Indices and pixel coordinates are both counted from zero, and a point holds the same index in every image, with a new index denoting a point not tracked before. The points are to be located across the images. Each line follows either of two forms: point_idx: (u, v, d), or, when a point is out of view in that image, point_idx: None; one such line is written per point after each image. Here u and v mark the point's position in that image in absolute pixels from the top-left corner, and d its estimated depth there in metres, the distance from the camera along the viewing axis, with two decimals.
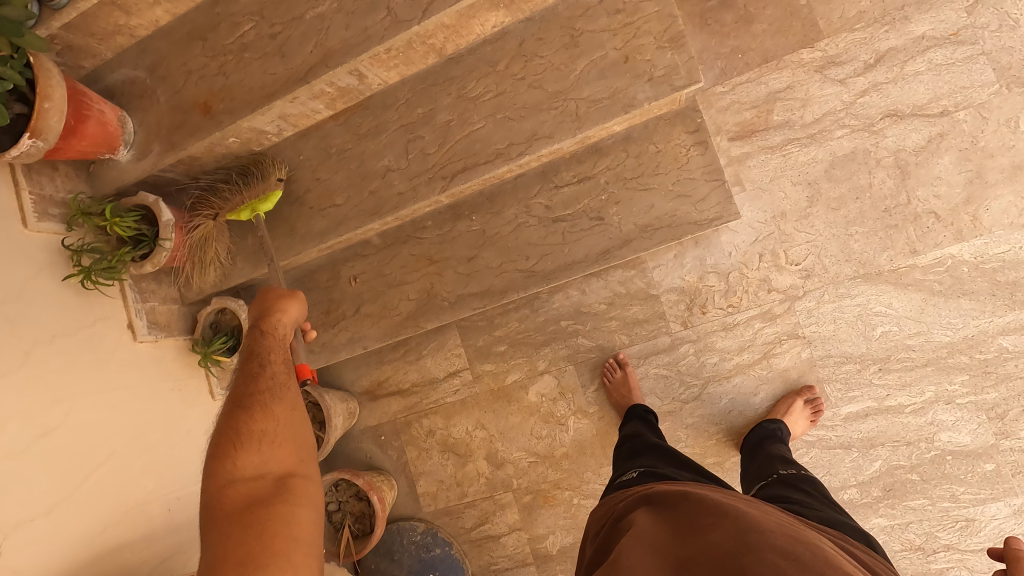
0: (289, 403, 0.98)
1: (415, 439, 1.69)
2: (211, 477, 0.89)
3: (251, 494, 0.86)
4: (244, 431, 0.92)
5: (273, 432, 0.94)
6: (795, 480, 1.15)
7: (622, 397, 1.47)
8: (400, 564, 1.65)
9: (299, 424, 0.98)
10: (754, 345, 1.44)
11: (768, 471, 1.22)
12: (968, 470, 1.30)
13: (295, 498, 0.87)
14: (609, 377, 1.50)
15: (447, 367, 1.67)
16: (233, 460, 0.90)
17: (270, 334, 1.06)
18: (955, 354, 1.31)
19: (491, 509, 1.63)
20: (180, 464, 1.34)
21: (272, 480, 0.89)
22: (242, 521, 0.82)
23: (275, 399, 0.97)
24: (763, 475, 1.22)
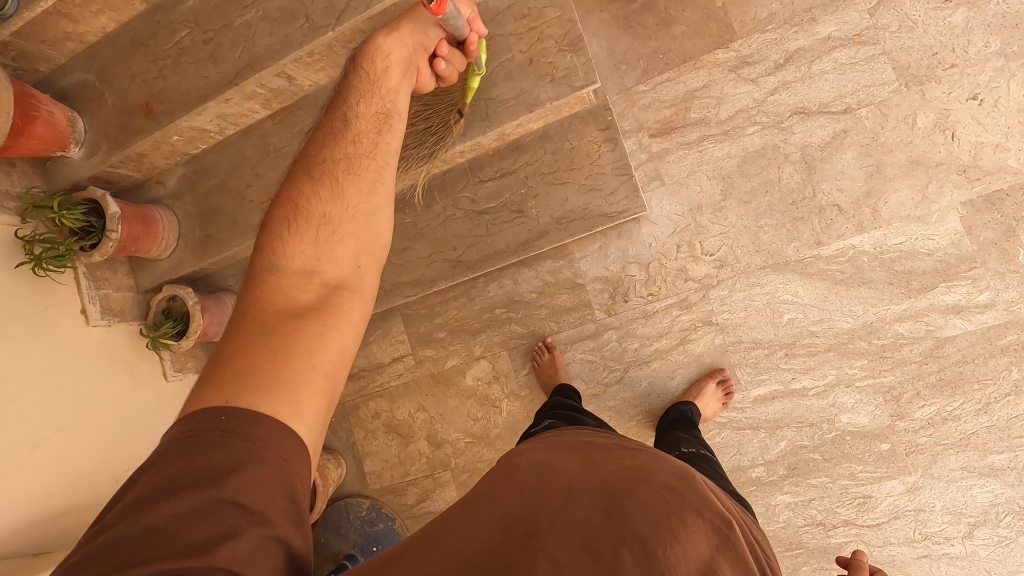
0: (378, 168, 0.96)
1: (363, 421, 1.79)
2: (266, 252, 0.87)
3: (315, 277, 0.85)
4: (304, 215, 0.89)
5: (335, 225, 0.89)
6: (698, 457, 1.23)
7: (547, 377, 1.54)
8: (347, 538, 1.74)
9: (368, 217, 0.92)
10: (671, 332, 1.51)
11: (676, 444, 1.29)
12: (866, 449, 1.37)
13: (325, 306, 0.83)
14: (537, 359, 1.58)
15: (391, 353, 1.76)
16: (286, 245, 0.87)
17: (377, 61, 1.02)
18: (855, 340, 1.38)
19: (431, 486, 1.72)
20: (126, 441, 1.45)
21: (319, 289, 0.84)
22: (264, 326, 0.80)
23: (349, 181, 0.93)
24: (671, 447, 1.29)
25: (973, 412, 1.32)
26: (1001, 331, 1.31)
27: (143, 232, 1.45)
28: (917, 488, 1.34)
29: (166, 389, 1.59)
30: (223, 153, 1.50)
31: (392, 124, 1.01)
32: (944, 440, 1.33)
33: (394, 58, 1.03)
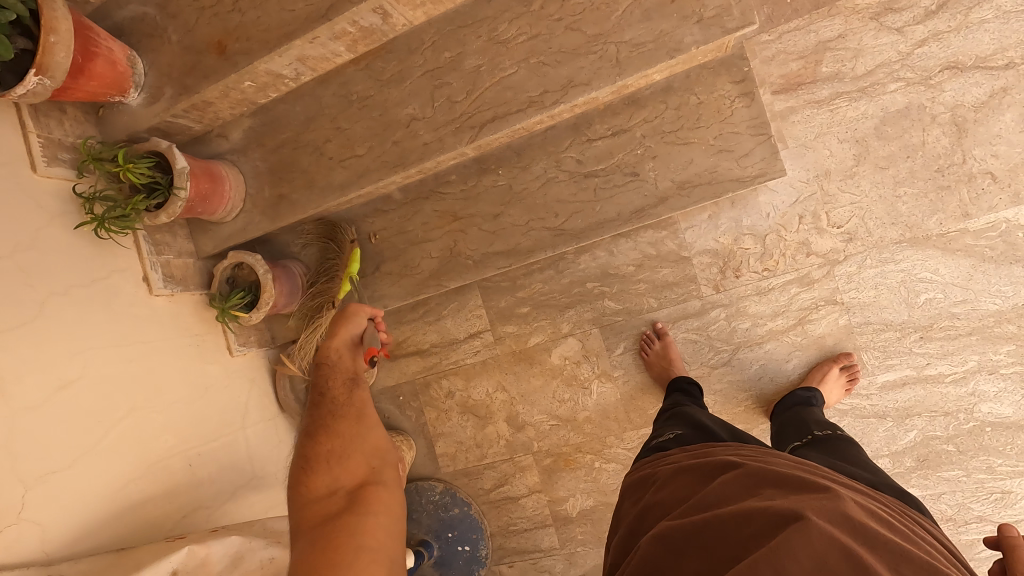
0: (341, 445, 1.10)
1: (435, 400, 1.67)
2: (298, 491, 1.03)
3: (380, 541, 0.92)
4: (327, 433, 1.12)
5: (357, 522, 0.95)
6: (838, 441, 1.09)
7: (662, 369, 1.42)
8: (419, 523, 1.66)
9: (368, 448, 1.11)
10: (789, 311, 1.38)
11: (804, 428, 1.18)
12: (1007, 442, 1.26)
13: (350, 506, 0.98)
14: (647, 350, 1.46)
15: (468, 329, 1.63)
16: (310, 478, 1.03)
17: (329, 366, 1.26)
18: (1003, 324, 1.26)
19: (511, 470, 1.61)
20: (201, 420, 1.31)
21: (344, 495, 1.00)
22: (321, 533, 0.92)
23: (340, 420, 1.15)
24: (801, 431, 1.18)
25: None
26: None
27: (210, 191, 1.30)
28: None
29: (232, 365, 1.45)
30: (297, 103, 1.33)
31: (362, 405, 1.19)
32: None
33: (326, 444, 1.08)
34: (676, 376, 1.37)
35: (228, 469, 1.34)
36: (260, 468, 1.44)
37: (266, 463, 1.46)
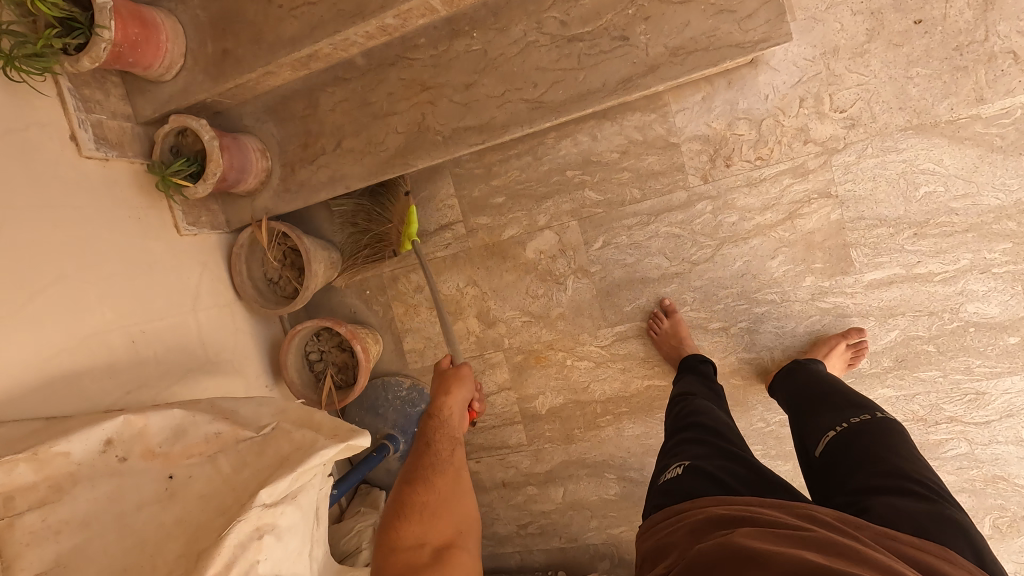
0: (428, 493, 1.11)
1: (403, 295, 1.60)
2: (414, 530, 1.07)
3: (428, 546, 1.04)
4: (422, 516, 1.08)
5: (432, 507, 1.10)
6: (885, 432, 0.95)
7: (672, 347, 1.35)
8: (384, 418, 1.61)
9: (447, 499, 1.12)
10: (779, 204, 1.30)
11: (854, 405, 1.03)
12: (989, 343, 1.22)
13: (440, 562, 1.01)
14: (655, 329, 1.39)
15: (438, 220, 1.54)
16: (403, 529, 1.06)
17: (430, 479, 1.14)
18: (1002, 220, 1.18)
19: (480, 368, 1.57)
20: (144, 298, 1.22)
21: (429, 551, 1.03)
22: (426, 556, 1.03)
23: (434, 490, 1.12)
24: (853, 411, 1.03)
25: None
26: None
27: (141, 38, 1.14)
28: None
29: (180, 244, 1.35)
30: None
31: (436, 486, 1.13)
32: None
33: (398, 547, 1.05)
34: (690, 354, 1.31)
35: (175, 350, 1.27)
36: (214, 353, 1.37)
37: (221, 349, 1.39)
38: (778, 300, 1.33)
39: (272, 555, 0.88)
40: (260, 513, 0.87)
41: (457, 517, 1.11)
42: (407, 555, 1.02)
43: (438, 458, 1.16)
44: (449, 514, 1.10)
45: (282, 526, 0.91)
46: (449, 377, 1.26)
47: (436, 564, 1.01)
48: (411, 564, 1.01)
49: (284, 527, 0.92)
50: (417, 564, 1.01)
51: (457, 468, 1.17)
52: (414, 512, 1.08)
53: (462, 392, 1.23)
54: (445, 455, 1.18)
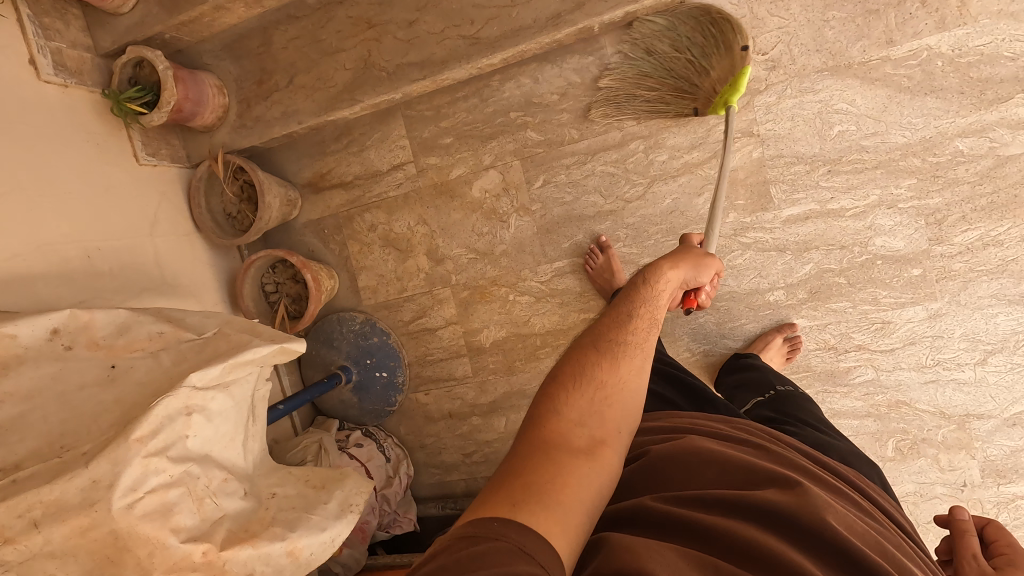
0: (630, 380, 0.84)
1: (358, 234, 1.67)
2: (555, 407, 0.78)
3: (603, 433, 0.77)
4: (584, 380, 0.82)
5: (608, 388, 0.81)
6: (793, 401, 1.18)
7: (604, 282, 1.43)
8: (339, 350, 1.68)
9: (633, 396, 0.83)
10: (705, 143, 1.37)
11: (767, 385, 1.25)
12: (895, 275, 1.30)
13: (595, 452, 0.74)
14: (591, 264, 1.46)
15: (391, 161, 1.61)
16: (563, 401, 0.79)
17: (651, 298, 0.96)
18: (908, 157, 1.25)
19: (429, 303, 1.65)
20: (102, 217, 1.29)
21: (590, 434, 0.75)
22: (550, 453, 0.72)
23: (625, 360, 0.85)
24: (761, 390, 1.25)
25: (1019, 239, 1.22)
26: None
27: None
28: (939, 315, 1.29)
29: (139, 173, 1.42)
30: None
31: (620, 368, 0.84)
32: (979, 267, 1.25)
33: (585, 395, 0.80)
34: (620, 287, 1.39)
35: (132, 270, 1.34)
36: (171, 277, 1.44)
37: (179, 274, 1.47)
38: None
39: (200, 434, 0.97)
40: (190, 393, 0.95)
41: (643, 384, 0.85)
42: (578, 418, 0.77)
43: (631, 338, 0.89)
44: (621, 405, 0.81)
45: (212, 410, 1.00)
46: (686, 253, 1.08)
47: (593, 454, 0.73)
48: (576, 448, 0.73)
49: (214, 411, 1.00)
50: (571, 445, 0.73)
51: (648, 350, 0.89)
52: (575, 383, 0.81)
53: (677, 272, 1.02)
54: (637, 323, 0.91)
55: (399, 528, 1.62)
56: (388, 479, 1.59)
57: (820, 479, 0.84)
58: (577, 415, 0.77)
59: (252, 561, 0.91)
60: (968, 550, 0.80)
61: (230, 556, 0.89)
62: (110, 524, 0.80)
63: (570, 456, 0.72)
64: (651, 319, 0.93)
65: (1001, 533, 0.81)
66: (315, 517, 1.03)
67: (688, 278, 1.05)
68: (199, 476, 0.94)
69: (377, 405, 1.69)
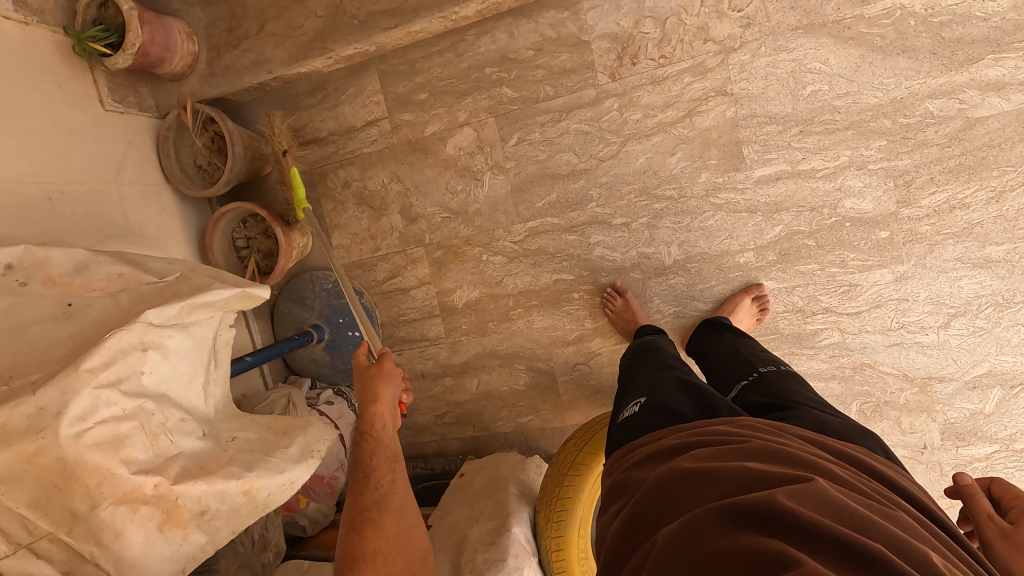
0: (383, 498, 1.05)
1: (331, 191, 1.65)
2: None
3: None
4: (354, 564, 0.98)
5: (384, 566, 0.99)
6: (780, 378, 1.09)
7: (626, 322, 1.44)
8: (311, 308, 1.67)
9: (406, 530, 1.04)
10: (679, 102, 1.36)
11: (749, 368, 1.16)
12: (862, 237, 1.30)
13: None
14: (610, 307, 1.46)
15: (365, 117, 1.58)
16: None
17: (371, 487, 1.05)
18: (879, 119, 1.25)
19: (403, 263, 1.64)
20: (63, 160, 1.27)
21: None
22: None
23: (379, 559, 0.99)
24: (744, 373, 1.16)
25: (984, 201, 1.23)
26: None
27: None
28: (905, 278, 1.30)
29: (103, 119, 1.39)
30: None
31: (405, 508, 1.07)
32: (946, 230, 1.26)
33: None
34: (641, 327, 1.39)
35: (95, 216, 1.32)
36: (137, 227, 1.42)
37: (145, 225, 1.45)
38: (676, 195, 1.40)
39: (157, 371, 0.96)
40: (145, 329, 0.94)
41: (404, 520, 1.05)
42: None
43: (377, 487, 1.06)
44: (404, 564, 1.02)
45: (170, 349, 0.99)
46: (369, 374, 1.14)
47: None
48: (356, 559, 0.99)
49: (172, 349, 0.99)
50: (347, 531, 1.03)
51: (403, 501, 1.07)
52: (371, 513, 1.03)
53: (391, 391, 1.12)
54: (380, 474, 1.07)
55: None
56: (359, 437, 1.59)
57: (834, 472, 0.75)
58: None
59: (206, 497, 0.91)
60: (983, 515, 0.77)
61: (183, 490, 0.89)
62: (57, 451, 0.79)
63: None
64: (401, 506, 1.06)
65: (1005, 486, 0.81)
66: (274, 459, 1.03)
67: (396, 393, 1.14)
68: (154, 413, 0.93)
69: (349, 364, 1.68)
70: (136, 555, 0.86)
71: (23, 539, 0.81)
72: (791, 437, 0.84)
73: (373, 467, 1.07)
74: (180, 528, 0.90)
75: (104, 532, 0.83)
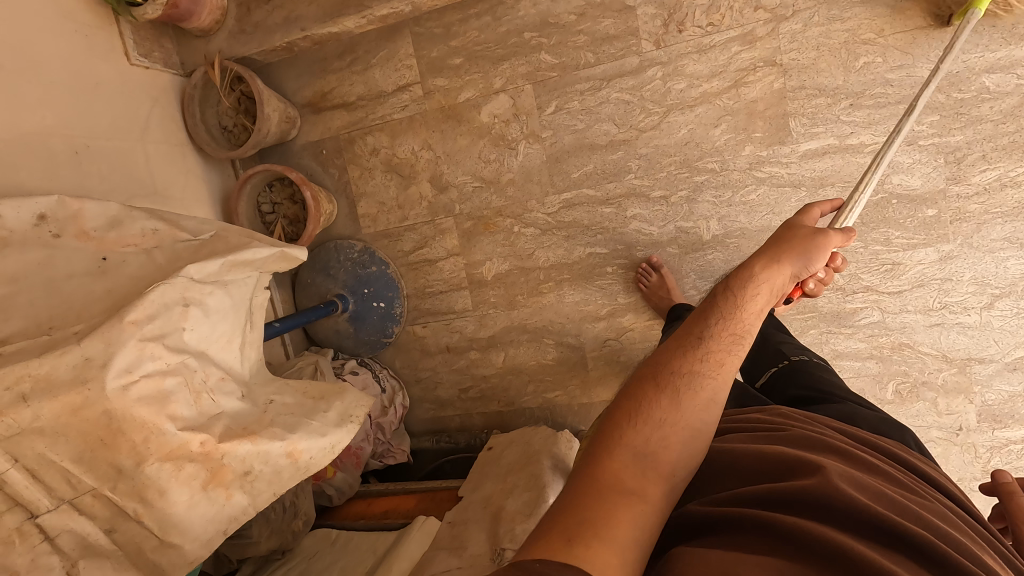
0: (710, 387, 0.74)
1: (359, 158, 1.61)
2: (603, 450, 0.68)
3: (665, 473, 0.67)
4: (640, 416, 0.71)
5: (677, 415, 0.71)
6: (812, 367, 1.12)
7: (661, 299, 1.41)
8: (336, 278, 1.64)
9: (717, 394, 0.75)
10: (725, 72, 1.33)
11: (779, 355, 1.19)
12: (909, 215, 1.28)
13: (645, 492, 0.65)
14: (644, 283, 1.44)
15: (396, 81, 1.54)
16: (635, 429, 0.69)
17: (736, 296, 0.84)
18: (932, 93, 1.22)
19: (431, 233, 1.60)
20: (88, 113, 1.22)
21: (650, 476, 0.66)
22: (587, 502, 0.62)
23: (692, 394, 0.73)
24: (773, 361, 1.18)
25: None
26: None
27: None
28: (950, 258, 1.28)
29: (129, 74, 1.34)
30: None
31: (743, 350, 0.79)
32: (995, 209, 1.24)
33: (658, 467, 0.67)
34: (677, 304, 1.36)
35: (120, 174, 1.28)
36: (161, 187, 1.38)
37: (170, 185, 1.40)
38: (718, 169, 1.37)
39: (198, 329, 0.93)
40: (187, 284, 0.91)
41: (716, 393, 0.74)
42: (631, 456, 0.67)
43: (713, 337, 0.79)
44: (685, 426, 0.71)
45: (210, 306, 0.95)
46: (797, 236, 0.94)
47: (631, 495, 0.64)
48: (621, 489, 0.64)
49: (212, 307, 0.96)
50: (614, 485, 0.64)
51: (729, 373, 0.76)
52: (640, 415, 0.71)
53: (792, 267, 0.90)
54: (694, 365, 0.76)
55: (393, 459, 1.60)
56: (383, 410, 1.57)
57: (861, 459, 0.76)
58: (629, 457, 0.67)
59: (251, 458, 0.88)
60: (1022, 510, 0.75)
61: (228, 450, 0.86)
62: (103, 404, 0.76)
63: (620, 494, 0.64)
64: (735, 337, 0.79)
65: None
66: (315, 423, 1.00)
67: (800, 269, 0.91)
68: (196, 370, 0.90)
69: (373, 336, 1.66)
70: (180, 515, 0.83)
71: (66, 494, 0.78)
72: (824, 431, 0.84)
73: (719, 325, 0.80)
74: (223, 489, 0.87)
75: (148, 489, 0.80)
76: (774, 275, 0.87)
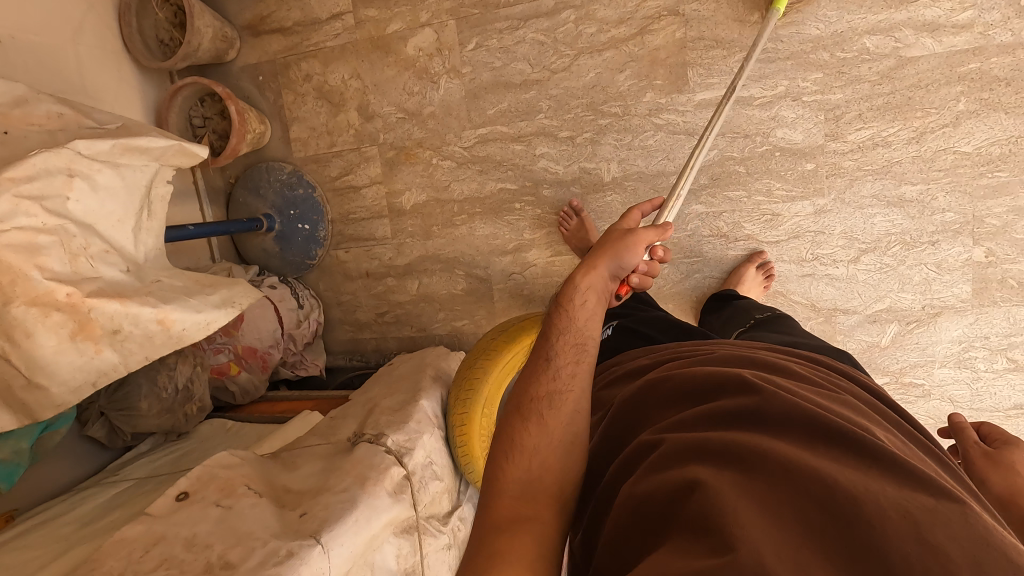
0: (574, 399, 0.83)
1: (292, 84, 1.67)
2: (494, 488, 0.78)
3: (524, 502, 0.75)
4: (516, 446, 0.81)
5: (545, 409, 0.82)
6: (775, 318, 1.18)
7: (580, 241, 1.48)
8: (265, 198, 1.71)
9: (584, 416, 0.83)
10: (632, 19, 1.38)
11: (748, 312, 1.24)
12: (790, 168, 1.35)
13: (539, 514, 0.74)
14: (564, 226, 1.52)
15: (331, 10, 1.60)
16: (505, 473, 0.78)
17: (580, 297, 0.91)
18: (818, 51, 1.29)
19: (357, 160, 1.67)
20: (21, 6, 1.27)
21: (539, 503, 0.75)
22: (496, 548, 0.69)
23: (567, 397, 0.83)
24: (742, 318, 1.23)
25: (906, 140, 1.28)
26: (966, 58, 1.21)
27: None
28: (824, 211, 1.35)
29: None
30: None
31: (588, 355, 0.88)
32: (867, 166, 1.31)
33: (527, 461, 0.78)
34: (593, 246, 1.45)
35: (49, 69, 1.34)
36: (92, 88, 1.44)
37: (101, 88, 1.47)
38: (620, 113, 1.44)
39: (84, 201, 1.00)
40: (74, 156, 0.99)
41: (579, 404, 0.83)
42: (518, 487, 0.76)
43: (571, 365, 0.86)
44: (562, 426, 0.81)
45: (99, 183, 1.03)
46: (613, 236, 0.96)
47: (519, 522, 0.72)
48: (521, 516, 0.73)
49: (101, 185, 1.04)
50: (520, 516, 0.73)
51: (584, 391, 0.84)
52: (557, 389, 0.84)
53: (631, 258, 0.92)
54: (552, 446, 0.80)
55: (305, 371, 1.70)
56: (298, 323, 1.66)
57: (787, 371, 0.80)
58: (522, 476, 0.77)
59: (120, 317, 0.97)
60: (973, 448, 0.80)
61: (96, 305, 0.94)
62: None
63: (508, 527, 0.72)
64: (580, 347, 0.88)
65: (997, 429, 0.82)
66: (193, 301, 1.09)
67: (617, 267, 0.93)
68: (76, 235, 0.98)
69: (297, 256, 1.74)
70: (47, 359, 0.92)
71: None
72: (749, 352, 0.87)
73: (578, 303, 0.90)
74: (92, 343, 0.96)
75: (15, 329, 0.88)
76: (597, 269, 0.92)
